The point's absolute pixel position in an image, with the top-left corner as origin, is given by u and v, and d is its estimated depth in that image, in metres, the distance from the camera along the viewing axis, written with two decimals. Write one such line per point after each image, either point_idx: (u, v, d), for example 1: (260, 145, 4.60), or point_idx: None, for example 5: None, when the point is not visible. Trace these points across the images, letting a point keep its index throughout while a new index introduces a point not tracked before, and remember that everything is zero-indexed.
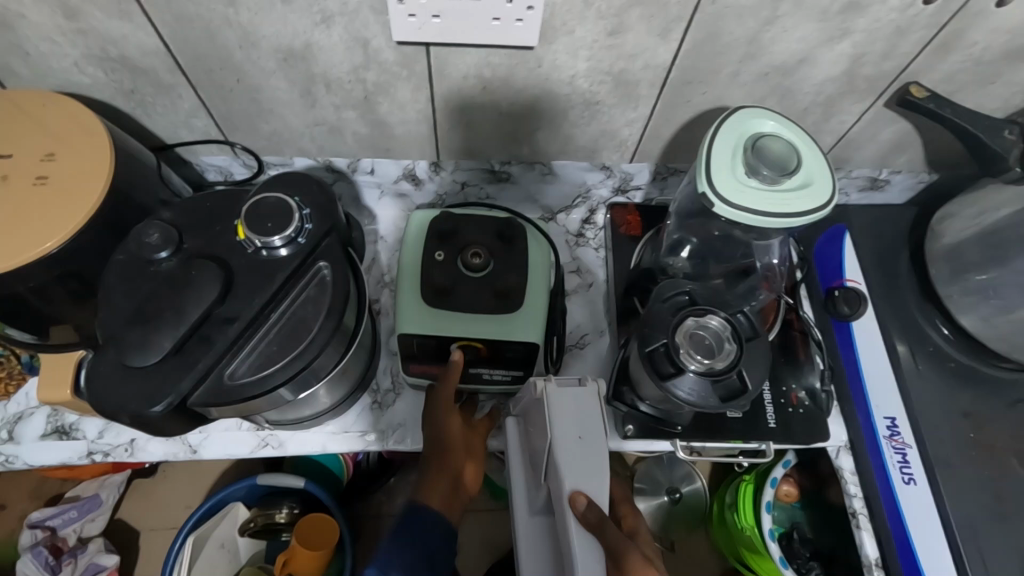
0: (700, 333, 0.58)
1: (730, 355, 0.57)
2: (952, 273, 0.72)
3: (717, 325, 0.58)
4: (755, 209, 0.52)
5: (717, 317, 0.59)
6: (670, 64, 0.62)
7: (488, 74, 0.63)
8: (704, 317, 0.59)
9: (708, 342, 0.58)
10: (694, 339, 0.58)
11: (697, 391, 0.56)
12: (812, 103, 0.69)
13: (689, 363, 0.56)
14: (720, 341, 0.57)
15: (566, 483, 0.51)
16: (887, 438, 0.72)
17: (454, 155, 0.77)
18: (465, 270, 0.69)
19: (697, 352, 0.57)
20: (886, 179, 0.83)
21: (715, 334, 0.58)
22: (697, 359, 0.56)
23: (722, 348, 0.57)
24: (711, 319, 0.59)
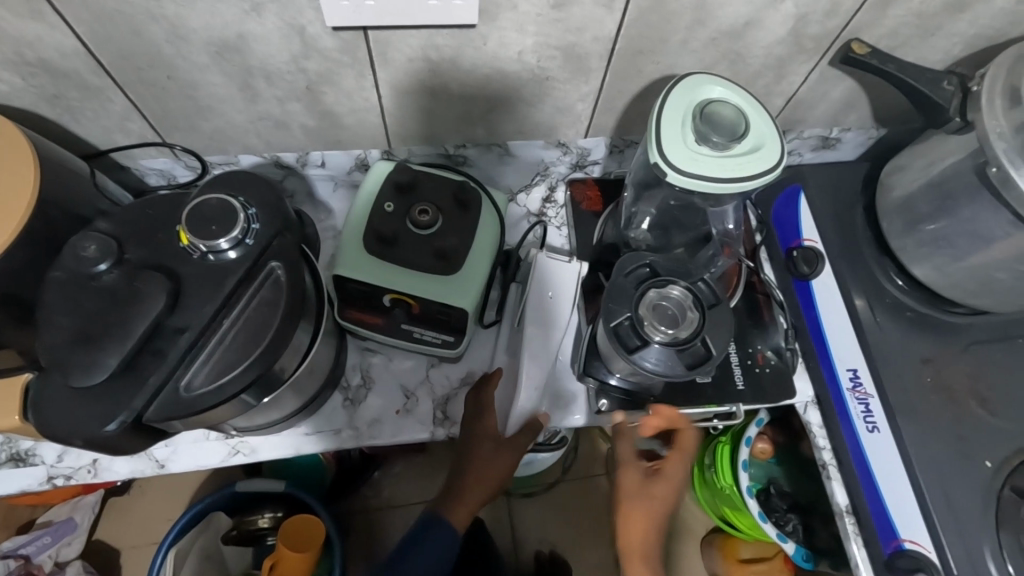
0: (664, 304, 0.59)
1: (693, 323, 0.58)
2: (904, 225, 0.73)
3: (678, 295, 0.59)
4: (710, 175, 0.52)
5: (678, 287, 0.60)
6: (618, 34, 0.62)
7: (435, 55, 0.61)
8: (667, 288, 0.60)
9: (670, 312, 0.59)
10: (657, 310, 0.59)
11: (663, 360, 0.57)
12: (762, 66, 0.69)
13: (654, 334, 0.57)
14: (682, 310, 0.59)
15: (528, 326, 0.70)
16: (851, 390, 0.74)
17: (408, 141, 0.75)
18: (412, 227, 0.66)
19: (661, 323, 0.58)
20: (837, 138, 0.85)
21: (677, 304, 0.59)
22: (660, 329, 0.57)
23: (685, 317, 0.58)
24: (672, 290, 0.60)
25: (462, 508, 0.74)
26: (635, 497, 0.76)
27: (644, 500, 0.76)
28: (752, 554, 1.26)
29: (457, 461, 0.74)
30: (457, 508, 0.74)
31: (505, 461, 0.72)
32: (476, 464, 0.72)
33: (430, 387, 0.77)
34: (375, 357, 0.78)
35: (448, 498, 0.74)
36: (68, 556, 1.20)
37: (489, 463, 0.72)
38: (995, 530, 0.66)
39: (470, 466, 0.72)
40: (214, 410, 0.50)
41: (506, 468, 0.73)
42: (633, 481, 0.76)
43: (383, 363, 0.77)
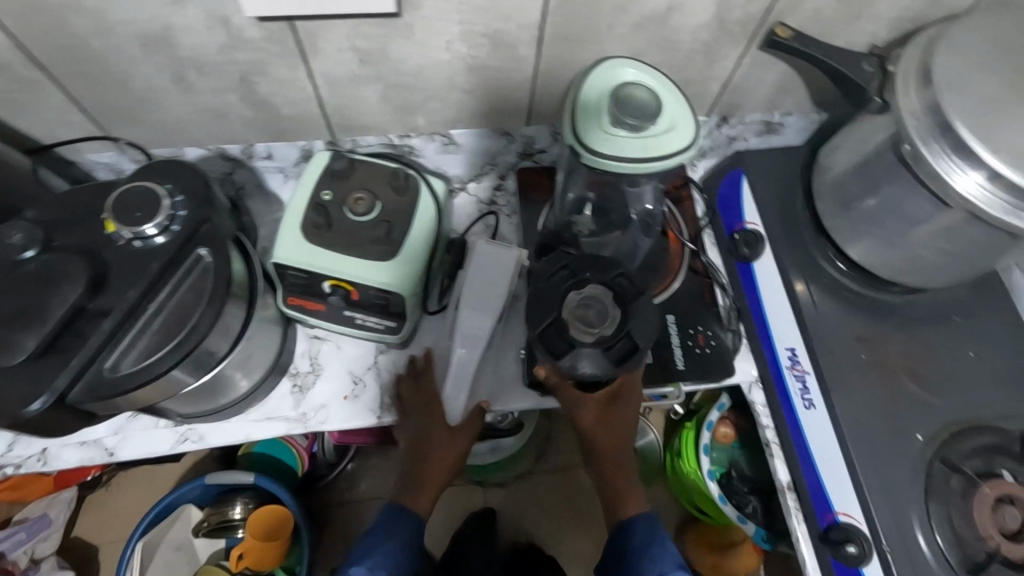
0: (586, 304, 0.61)
1: (616, 320, 0.60)
2: (835, 205, 0.75)
3: (597, 293, 0.61)
4: (629, 158, 0.54)
5: (598, 285, 0.61)
6: (543, 21, 0.63)
7: (364, 45, 0.63)
8: (588, 289, 0.61)
9: (593, 312, 0.60)
10: (579, 313, 0.60)
11: (593, 362, 0.59)
12: (691, 50, 0.70)
13: (579, 338, 0.59)
14: (604, 309, 0.60)
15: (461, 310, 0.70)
16: (789, 368, 0.76)
17: (352, 130, 0.77)
18: (347, 213, 0.67)
19: (585, 325, 0.60)
20: (780, 122, 0.87)
21: (598, 303, 0.61)
22: (587, 331, 0.59)
23: (607, 315, 0.60)
24: (592, 287, 0.61)
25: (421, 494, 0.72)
26: (598, 432, 0.72)
27: (607, 427, 0.72)
28: (725, 540, 1.26)
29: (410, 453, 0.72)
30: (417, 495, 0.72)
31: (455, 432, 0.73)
32: (430, 445, 0.72)
33: (378, 373, 0.78)
34: (325, 344, 0.79)
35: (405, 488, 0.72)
36: (44, 552, 1.21)
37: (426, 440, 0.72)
38: (925, 499, 0.68)
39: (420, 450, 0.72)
40: (155, 385, 0.52)
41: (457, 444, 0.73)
42: (593, 415, 0.71)
43: (333, 350, 0.79)
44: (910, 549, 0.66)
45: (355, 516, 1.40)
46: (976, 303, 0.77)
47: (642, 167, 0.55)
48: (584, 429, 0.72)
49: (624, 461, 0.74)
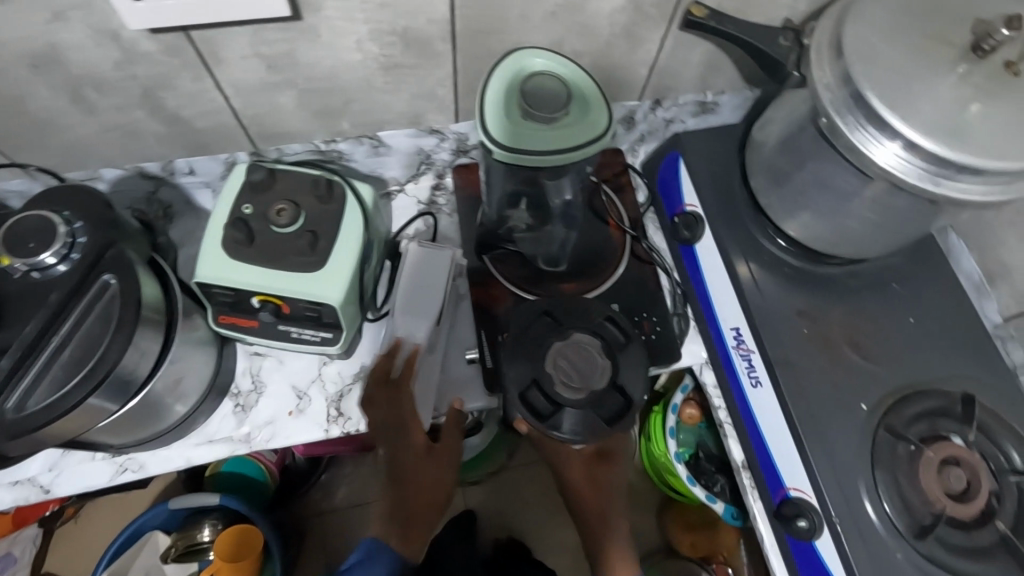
0: (573, 358, 0.64)
1: (604, 370, 0.63)
2: (768, 182, 0.75)
3: (586, 341, 0.65)
4: (543, 150, 0.53)
5: (584, 335, 0.65)
6: (453, 16, 0.61)
7: (269, 52, 0.61)
8: (573, 339, 0.65)
9: (580, 365, 0.63)
10: (565, 366, 0.63)
11: (577, 425, 0.61)
12: (612, 35, 0.69)
13: (564, 397, 0.62)
14: (592, 359, 0.64)
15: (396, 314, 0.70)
16: (735, 347, 0.76)
17: (275, 140, 0.74)
18: (269, 226, 0.65)
19: (571, 382, 0.62)
20: (714, 102, 0.86)
21: (587, 353, 0.64)
22: (569, 389, 0.62)
23: (595, 365, 0.64)
24: (581, 338, 0.65)
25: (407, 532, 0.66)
26: (588, 496, 0.78)
27: (593, 486, 0.78)
28: (701, 519, 1.27)
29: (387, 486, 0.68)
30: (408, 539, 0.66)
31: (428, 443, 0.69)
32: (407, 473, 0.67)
33: (322, 385, 0.76)
34: (266, 360, 0.77)
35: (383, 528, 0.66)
36: None
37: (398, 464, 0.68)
38: (872, 469, 0.69)
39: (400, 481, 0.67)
40: (71, 418, 0.49)
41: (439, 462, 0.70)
42: (579, 471, 0.78)
43: (274, 365, 0.77)
44: (858, 519, 0.67)
45: (335, 527, 1.38)
46: (912, 269, 0.78)
47: (559, 159, 0.54)
48: (571, 485, 0.79)
49: (613, 518, 0.78)
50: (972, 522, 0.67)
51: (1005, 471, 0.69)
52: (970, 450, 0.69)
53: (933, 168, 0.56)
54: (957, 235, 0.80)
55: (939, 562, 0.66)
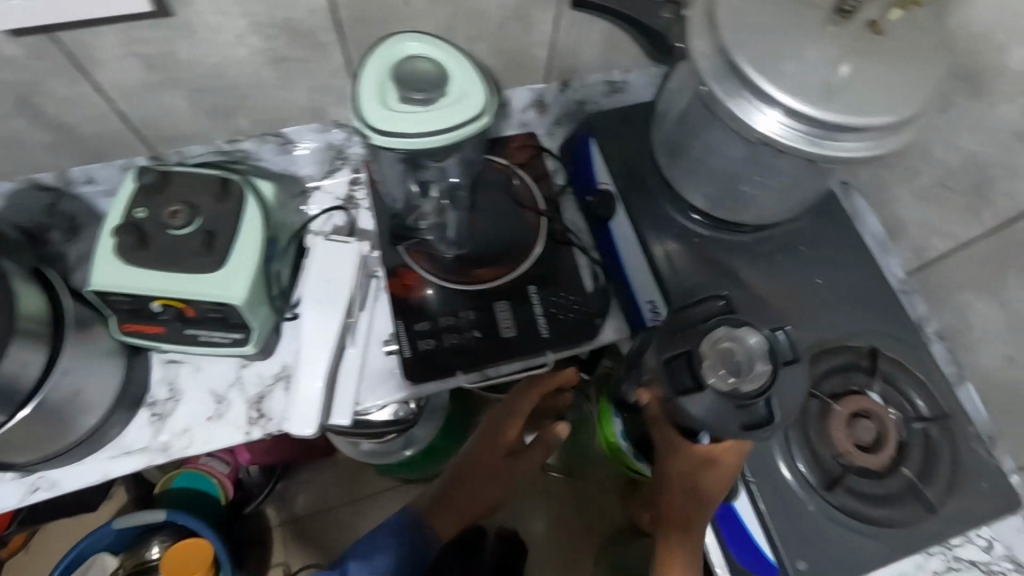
0: (730, 347, 0.62)
1: (761, 379, 0.60)
2: (669, 155, 0.76)
3: (754, 343, 0.61)
4: (421, 133, 0.53)
5: (756, 336, 0.61)
6: (333, 5, 0.61)
7: (145, 50, 0.59)
8: (741, 333, 0.62)
9: (736, 358, 0.61)
10: (717, 353, 0.62)
11: (715, 409, 0.60)
12: (503, 18, 0.69)
13: (706, 378, 0.60)
14: (750, 362, 0.61)
15: (302, 307, 0.68)
16: (652, 320, 0.77)
17: (172, 142, 0.73)
18: (164, 229, 0.64)
19: (721, 368, 0.61)
20: (622, 81, 0.87)
21: (747, 353, 0.61)
22: (720, 375, 0.61)
23: (751, 369, 0.61)
24: (749, 337, 0.62)
25: (443, 510, 0.78)
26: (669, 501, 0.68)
27: (691, 489, 0.66)
28: None
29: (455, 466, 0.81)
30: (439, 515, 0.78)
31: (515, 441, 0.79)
32: (479, 459, 0.79)
33: (240, 389, 0.75)
34: (182, 367, 0.76)
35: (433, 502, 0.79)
36: None
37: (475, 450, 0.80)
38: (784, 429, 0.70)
39: (461, 465, 0.81)
40: None
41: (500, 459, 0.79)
42: (678, 468, 0.66)
43: (191, 372, 0.76)
44: (773, 477, 0.68)
45: (297, 536, 1.35)
46: (818, 232, 0.79)
47: (440, 141, 0.54)
48: (664, 481, 0.68)
49: (685, 521, 0.68)
50: (883, 471, 0.69)
51: (911, 419, 0.71)
52: (879, 403, 0.71)
53: (810, 130, 0.58)
54: (860, 197, 0.82)
55: (849, 509, 0.67)
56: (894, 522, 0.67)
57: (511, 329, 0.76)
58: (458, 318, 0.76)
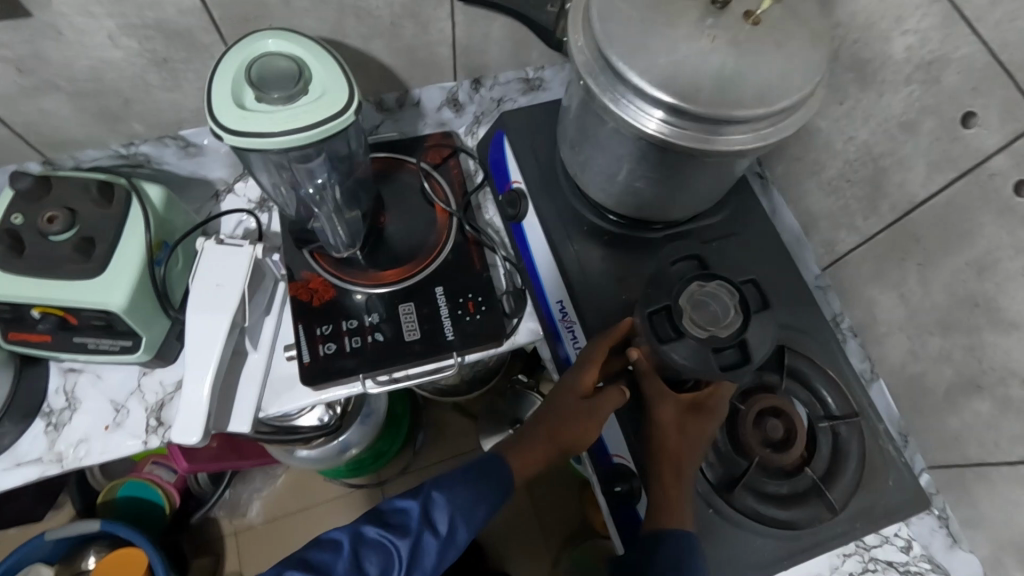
0: (706, 298, 0.57)
1: (734, 325, 0.56)
2: (573, 151, 0.75)
3: (723, 291, 0.57)
4: (283, 131, 0.51)
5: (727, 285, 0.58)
6: (204, 4, 0.59)
7: (9, 52, 0.58)
8: (712, 285, 0.58)
9: (712, 309, 0.57)
10: (695, 304, 0.57)
11: (695, 359, 0.55)
12: (394, 15, 0.68)
13: (688, 329, 0.55)
14: (725, 309, 0.56)
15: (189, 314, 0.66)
16: (561, 319, 0.76)
17: (65, 147, 0.72)
18: (40, 235, 0.62)
19: (699, 319, 0.56)
20: (537, 78, 0.86)
21: (721, 300, 0.57)
22: (698, 325, 0.56)
23: (727, 317, 0.56)
24: (718, 286, 0.58)
25: (527, 454, 0.68)
26: (664, 459, 0.62)
27: (682, 437, 0.62)
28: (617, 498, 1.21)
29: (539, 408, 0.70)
30: (519, 457, 0.67)
31: (611, 401, 0.65)
32: (559, 407, 0.67)
33: (141, 397, 0.74)
34: (82, 376, 0.74)
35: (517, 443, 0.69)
36: None
37: (570, 400, 0.66)
38: None
39: (547, 414, 0.68)
40: None
41: (593, 420, 0.65)
42: (670, 414, 0.62)
43: (90, 381, 0.74)
44: None
45: (248, 547, 1.31)
46: (729, 229, 0.78)
47: (306, 137, 0.51)
48: (658, 430, 0.63)
49: (686, 479, 0.62)
50: (790, 469, 0.68)
51: (818, 417, 0.70)
52: (781, 397, 0.69)
53: (694, 125, 0.56)
54: (777, 192, 0.80)
55: (751, 511, 0.66)
56: (795, 521, 0.66)
57: (416, 331, 0.75)
58: (363, 321, 0.75)
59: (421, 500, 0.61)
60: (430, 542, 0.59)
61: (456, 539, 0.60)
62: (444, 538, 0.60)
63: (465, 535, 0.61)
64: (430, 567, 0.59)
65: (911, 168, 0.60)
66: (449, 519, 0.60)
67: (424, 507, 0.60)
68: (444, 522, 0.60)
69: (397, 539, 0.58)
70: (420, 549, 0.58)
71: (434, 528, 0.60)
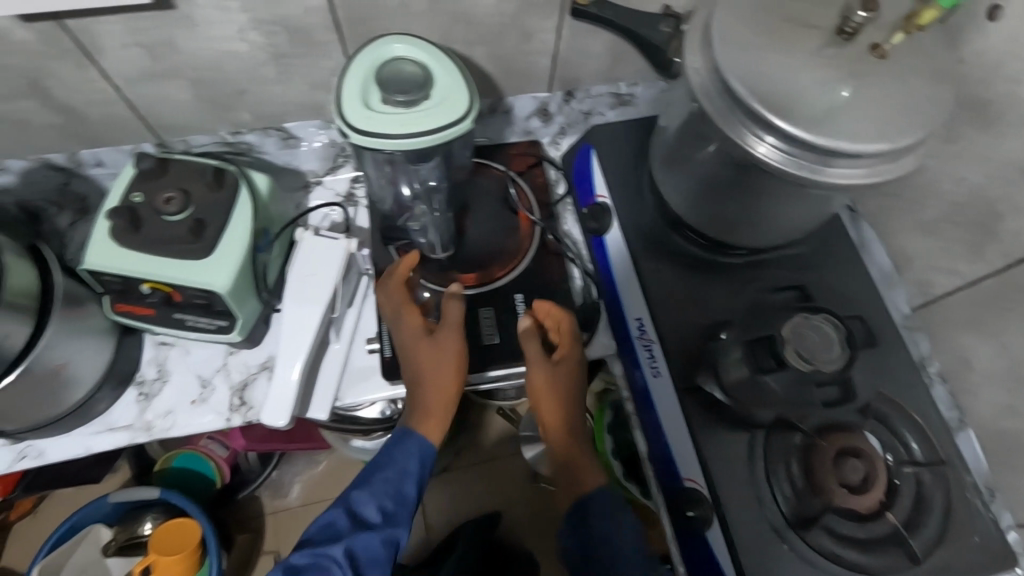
0: (809, 332, 0.63)
1: (835, 360, 0.63)
2: (667, 170, 0.74)
3: (828, 327, 0.64)
4: (404, 133, 0.52)
5: (832, 324, 0.64)
6: (329, 4, 0.62)
7: (147, 40, 0.61)
8: (818, 318, 0.64)
9: (816, 341, 0.63)
10: (799, 335, 0.63)
11: (788, 384, 0.64)
12: (503, 24, 0.69)
13: (790, 360, 0.62)
14: (828, 343, 0.63)
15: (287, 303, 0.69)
16: (638, 337, 0.74)
17: (177, 131, 0.76)
18: (156, 214, 0.65)
19: (801, 351, 0.62)
20: (628, 93, 0.85)
21: (824, 335, 0.63)
22: (801, 357, 0.62)
23: (829, 350, 0.63)
24: (824, 321, 0.64)
25: (431, 417, 0.68)
26: (554, 426, 0.70)
27: (562, 381, 0.70)
28: None
29: (409, 375, 0.70)
30: (426, 419, 0.68)
31: (446, 352, 0.68)
32: (427, 349, 0.69)
33: (226, 374, 0.77)
34: (172, 350, 0.78)
35: (416, 409, 0.69)
36: None
37: (446, 356, 0.68)
38: (759, 462, 0.67)
39: (421, 377, 0.68)
40: None
41: (452, 373, 0.68)
42: (540, 378, 0.70)
43: (180, 355, 0.78)
44: (747, 509, 0.65)
45: (289, 528, 1.34)
46: (818, 258, 0.76)
47: (424, 141, 0.53)
48: (543, 379, 0.69)
49: (574, 427, 0.70)
50: (869, 515, 0.65)
51: (903, 462, 0.67)
52: (862, 436, 0.66)
53: (807, 156, 0.55)
54: (869, 225, 0.78)
55: (825, 551, 0.64)
56: (871, 568, 0.64)
57: (493, 336, 0.76)
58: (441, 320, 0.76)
59: (342, 505, 0.64)
60: (368, 536, 0.62)
61: (392, 522, 0.64)
62: (380, 526, 0.63)
63: (400, 516, 0.65)
64: (378, 557, 0.62)
65: None
66: (378, 509, 0.64)
67: (348, 509, 0.64)
68: (374, 514, 0.63)
69: (331, 546, 0.60)
70: (360, 545, 0.61)
71: (365, 523, 0.63)
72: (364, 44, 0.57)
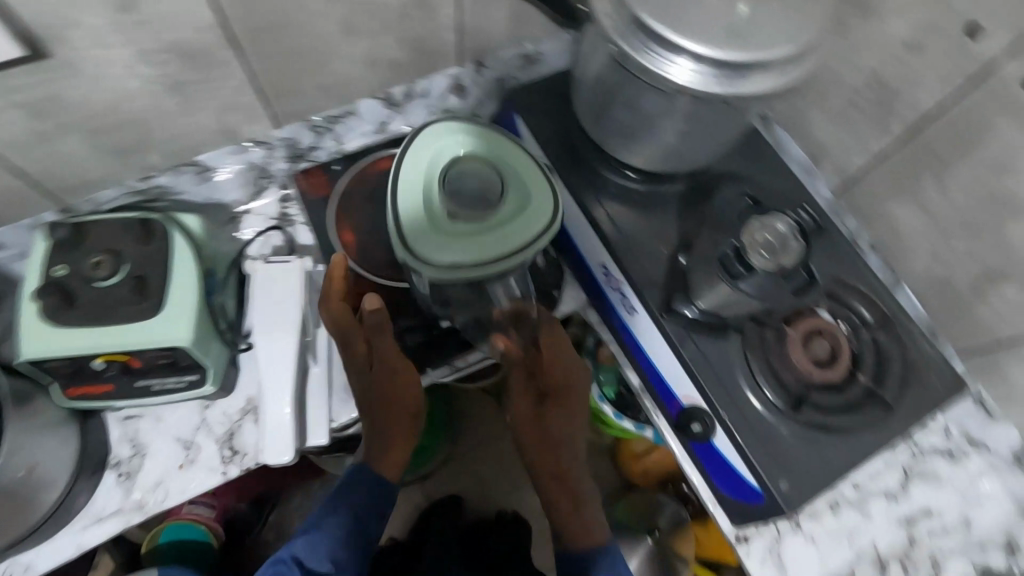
0: (768, 236, 0.68)
1: (795, 253, 0.67)
2: (596, 118, 0.76)
3: (783, 227, 0.68)
4: (489, 250, 0.58)
5: (783, 220, 0.69)
6: (221, 19, 0.57)
7: (26, 99, 0.55)
8: (771, 220, 0.69)
9: (775, 243, 0.68)
10: (760, 239, 0.68)
11: (761, 286, 0.67)
12: (405, 7, 0.67)
13: (755, 261, 0.66)
14: (784, 241, 0.68)
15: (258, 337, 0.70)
16: (606, 281, 0.76)
17: (80, 190, 0.70)
18: (89, 283, 0.60)
19: (763, 250, 0.67)
20: (535, 51, 0.85)
21: (781, 236, 0.68)
22: (763, 255, 0.66)
23: (788, 246, 0.68)
24: (779, 224, 0.69)
25: (392, 456, 0.75)
26: (527, 428, 0.76)
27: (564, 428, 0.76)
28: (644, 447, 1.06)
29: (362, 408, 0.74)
30: (389, 456, 0.75)
31: (401, 393, 0.72)
32: (387, 394, 0.71)
33: (208, 430, 0.73)
34: (141, 421, 0.73)
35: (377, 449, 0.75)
36: None
37: (399, 394, 0.71)
38: (746, 358, 0.72)
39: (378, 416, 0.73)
40: None
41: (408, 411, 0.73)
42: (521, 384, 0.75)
43: (151, 425, 0.73)
44: (740, 405, 0.70)
45: None
46: (749, 167, 0.80)
47: (503, 264, 0.58)
48: (537, 425, 0.76)
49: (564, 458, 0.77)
50: (841, 382, 0.72)
51: (858, 328, 0.75)
52: (833, 321, 0.75)
53: (724, 73, 0.58)
54: (781, 127, 0.84)
55: (816, 424, 0.70)
56: (852, 428, 0.70)
57: None
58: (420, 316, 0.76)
59: (291, 555, 0.69)
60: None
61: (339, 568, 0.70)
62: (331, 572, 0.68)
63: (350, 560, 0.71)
64: None
65: (921, 84, 0.65)
66: (329, 560, 0.69)
67: (298, 559, 0.68)
68: (324, 563, 0.68)
69: None
70: None
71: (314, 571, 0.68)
72: (412, 144, 0.63)
